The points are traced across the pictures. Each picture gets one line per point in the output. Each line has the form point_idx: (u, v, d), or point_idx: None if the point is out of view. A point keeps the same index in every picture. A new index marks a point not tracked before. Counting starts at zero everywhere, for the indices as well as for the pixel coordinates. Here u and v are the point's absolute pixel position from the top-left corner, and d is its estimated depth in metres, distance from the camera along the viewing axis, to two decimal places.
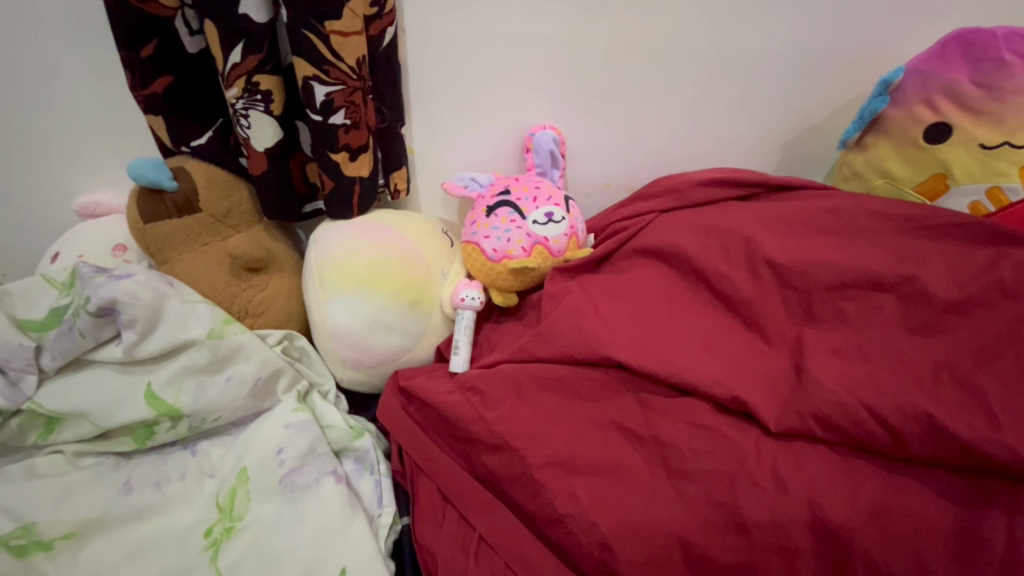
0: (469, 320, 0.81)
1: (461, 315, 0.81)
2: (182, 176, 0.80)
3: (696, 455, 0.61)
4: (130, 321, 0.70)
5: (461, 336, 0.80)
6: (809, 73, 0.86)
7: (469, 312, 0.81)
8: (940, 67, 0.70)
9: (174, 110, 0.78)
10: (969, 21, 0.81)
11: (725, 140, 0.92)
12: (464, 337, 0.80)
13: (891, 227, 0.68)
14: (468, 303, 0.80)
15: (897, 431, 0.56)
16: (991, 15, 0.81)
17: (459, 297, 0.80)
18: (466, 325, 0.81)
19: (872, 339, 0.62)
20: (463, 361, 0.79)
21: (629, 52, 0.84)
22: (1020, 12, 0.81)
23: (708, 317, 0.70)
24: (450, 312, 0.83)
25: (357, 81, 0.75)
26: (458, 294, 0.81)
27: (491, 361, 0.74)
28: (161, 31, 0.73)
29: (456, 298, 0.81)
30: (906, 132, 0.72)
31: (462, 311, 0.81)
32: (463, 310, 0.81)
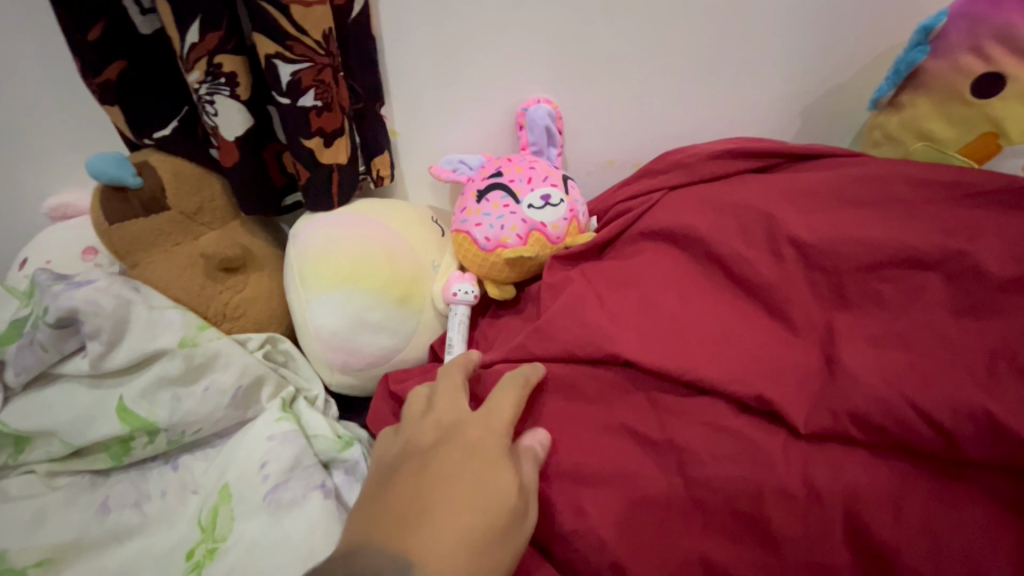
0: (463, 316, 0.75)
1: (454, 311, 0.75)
2: (148, 171, 0.74)
3: (716, 462, 0.54)
4: (93, 331, 0.64)
5: (455, 333, 0.75)
6: (829, 24, 0.77)
7: (464, 307, 0.75)
8: (989, 9, 0.59)
9: (131, 99, 0.71)
10: None
11: (739, 108, 0.84)
12: (459, 333, 0.75)
13: (931, 197, 0.60)
14: (462, 298, 0.74)
15: (948, 432, 0.49)
16: None
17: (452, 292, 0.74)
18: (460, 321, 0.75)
19: (916, 324, 0.55)
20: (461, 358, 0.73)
21: (630, 13, 0.75)
22: None
23: (725, 304, 0.62)
24: (443, 309, 0.77)
25: (326, 57, 0.68)
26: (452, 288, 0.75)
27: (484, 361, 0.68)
28: (107, 11, 0.65)
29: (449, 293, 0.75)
30: (948, 86, 0.62)
31: (454, 306, 0.75)
32: (456, 305, 0.75)
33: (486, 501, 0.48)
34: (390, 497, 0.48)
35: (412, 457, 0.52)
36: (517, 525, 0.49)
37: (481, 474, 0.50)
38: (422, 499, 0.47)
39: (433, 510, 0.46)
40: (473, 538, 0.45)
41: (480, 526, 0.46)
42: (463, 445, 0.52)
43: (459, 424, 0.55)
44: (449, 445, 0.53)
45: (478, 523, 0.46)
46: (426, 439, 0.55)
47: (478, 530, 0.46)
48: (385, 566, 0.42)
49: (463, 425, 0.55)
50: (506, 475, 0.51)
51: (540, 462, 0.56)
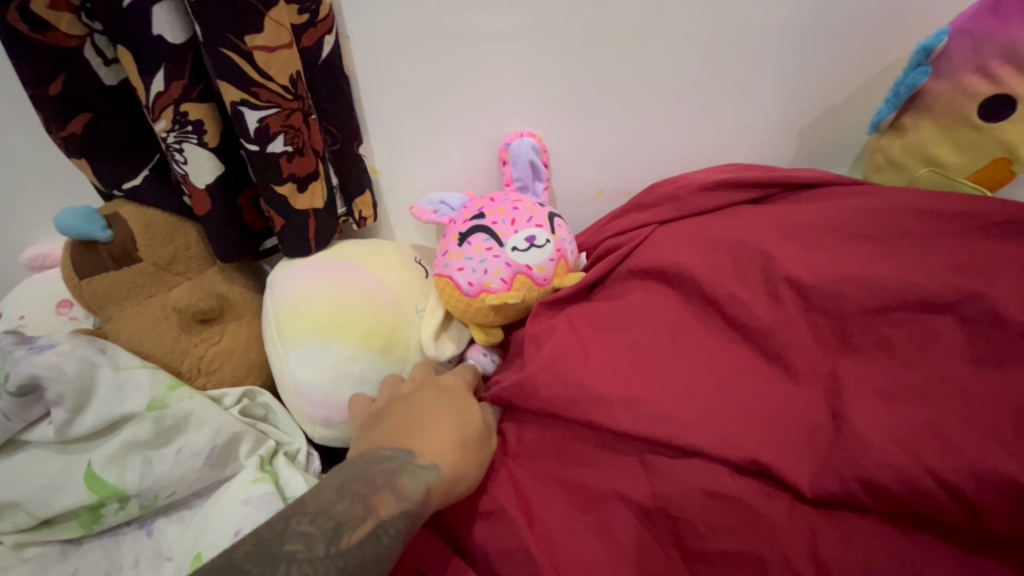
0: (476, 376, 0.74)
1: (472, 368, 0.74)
2: (117, 223, 0.72)
3: (716, 533, 0.50)
4: (57, 398, 0.62)
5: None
6: (824, 42, 0.73)
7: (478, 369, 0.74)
8: (996, 26, 0.55)
9: (99, 152, 0.69)
10: None
11: (732, 132, 0.80)
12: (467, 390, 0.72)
13: (940, 231, 0.56)
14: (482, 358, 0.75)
15: (971, 502, 0.44)
16: None
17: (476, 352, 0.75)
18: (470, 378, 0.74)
19: (930, 375, 0.50)
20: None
21: (611, 40, 0.72)
22: None
23: (722, 351, 0.58)
24: (454, 357, 0.75)
25: (294, 101, 0.66)
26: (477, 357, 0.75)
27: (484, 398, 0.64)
28: (66, 65, 0.63)
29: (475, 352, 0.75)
30: (954, 110, 0.58)
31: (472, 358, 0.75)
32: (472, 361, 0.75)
33: (463, 417, 0.56)
34: (383, 426, 0.56)
35: (395, 400, 0.60)
36: (490, 441, 0.58)
37: (455, 401, 0.59)
38: (412, 419, 0.55)
39: (422, 423, 0.54)
40: (460, 438, 0.54)
41: (463, 431, 0.55)
42: (437, 389, 0.61)
43: (431, 379, 0.63)
44: (425, 389, 0.61)
45: (462, 429, 0.55)
46: (405, 388, 0.62)
47: (462, 433, 0.55)
48: (390, 458, 0.49)
49: (433, 376, 0.64)
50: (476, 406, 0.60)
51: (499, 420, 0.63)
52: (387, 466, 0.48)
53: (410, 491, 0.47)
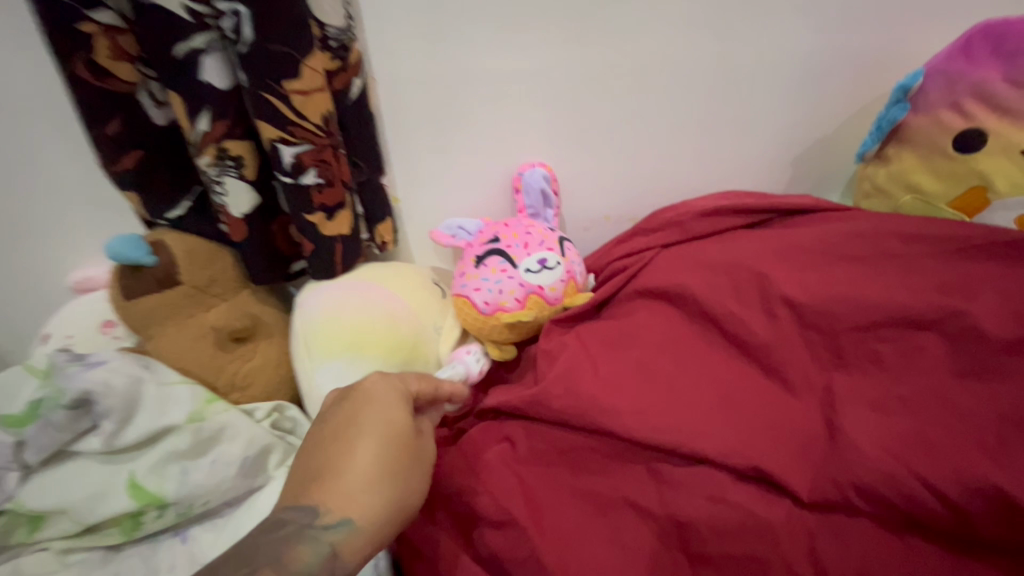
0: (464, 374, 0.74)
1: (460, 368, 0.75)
2: (161, 249, 0.78)
3: (719, 537, 0.53)
4: (105, 411, 0.67)
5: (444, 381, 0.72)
6: (814, 77, 0.79)
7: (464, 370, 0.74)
8: (967, 66, 0.60)
9: (148, 185, 0.76)
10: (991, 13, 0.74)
11: (731, 162, 0.86)
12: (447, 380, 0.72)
13: (924, 253, 0.60)
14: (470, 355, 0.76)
15: (956, 506, 0.48)
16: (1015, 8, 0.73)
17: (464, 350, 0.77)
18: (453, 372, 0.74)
19: (916, 387, 0.54)
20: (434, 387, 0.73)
21: (616, 79, 0.78)
22: None
23: (723, 366, 0.62)
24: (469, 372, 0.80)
25: (325, 138, 0.72)
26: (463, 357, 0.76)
27: (492, 405, 0.68)
28: (123, 108, 0.70)
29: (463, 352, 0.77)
30: (933, 142, 0.62)
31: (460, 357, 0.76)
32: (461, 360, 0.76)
33: (388, 444, 0.53)
34: (300, 464, 0.53)
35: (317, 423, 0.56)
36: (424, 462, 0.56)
37: (379, 416, 0.54)
38: (323, 462, 0.52)
39: (333, 466, 0.51)
40: (379, 482, 0.51)
41: (386, 466, 0.52)
42: (362, 405, 0.55)
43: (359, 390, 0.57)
44: (349, 407, 0.55)
45: (382, 472, 0.52)
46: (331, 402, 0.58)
47: (382, 476, 0.52)
48: (291, 522, 0.48)
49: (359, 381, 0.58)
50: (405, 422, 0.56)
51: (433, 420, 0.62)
52: (282, 534, 0.48)
53: (309, 558, 0.47)
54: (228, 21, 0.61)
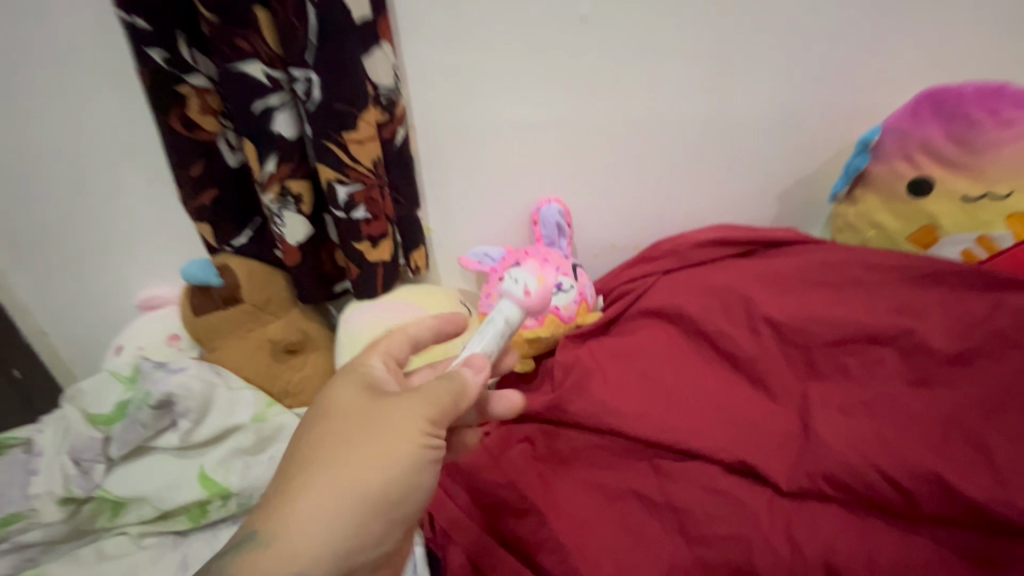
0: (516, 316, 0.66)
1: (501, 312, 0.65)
2: (227, 273, 0.90)
3: (712, 520, 0.62)
4: (185, 411, 0.78)
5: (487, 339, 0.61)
6: (796, 126, 0.90)
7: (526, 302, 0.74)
8: (916, 125, 0.71)
9: (220, 217, 0.88)
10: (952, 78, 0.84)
11: (723, 200, 0.98)
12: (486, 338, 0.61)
13: (885, 280, 0.71)
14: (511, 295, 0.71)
15: (907, 491, 0.57)
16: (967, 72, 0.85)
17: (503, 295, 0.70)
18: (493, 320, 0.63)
19: (876, 393, 0.64)
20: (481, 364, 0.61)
21: (621, 129, 0.90)
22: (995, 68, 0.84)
23: (714, 376, 0.72)
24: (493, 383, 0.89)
25: (374, 179, 0.84)
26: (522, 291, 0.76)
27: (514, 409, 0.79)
28: (205, 153, 0.83)
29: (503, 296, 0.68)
30: (891, 187, 0.74)
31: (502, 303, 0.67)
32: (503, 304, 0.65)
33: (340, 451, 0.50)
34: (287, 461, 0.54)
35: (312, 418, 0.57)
36: (391, 447, 0.49)
37: (342, 422, 0.51)
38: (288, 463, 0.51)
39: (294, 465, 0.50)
40: (324, 481, 0.48)
41: (331, 474, 0.48)
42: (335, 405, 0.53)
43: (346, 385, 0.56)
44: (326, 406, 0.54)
45: (327, 469, 0.48)
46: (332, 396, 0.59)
47: (329, 473, 0.48)
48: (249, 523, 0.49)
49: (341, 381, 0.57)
50: (366, 409, 0.52)
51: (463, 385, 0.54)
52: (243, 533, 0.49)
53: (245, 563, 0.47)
54: (301, 84, 0.74)
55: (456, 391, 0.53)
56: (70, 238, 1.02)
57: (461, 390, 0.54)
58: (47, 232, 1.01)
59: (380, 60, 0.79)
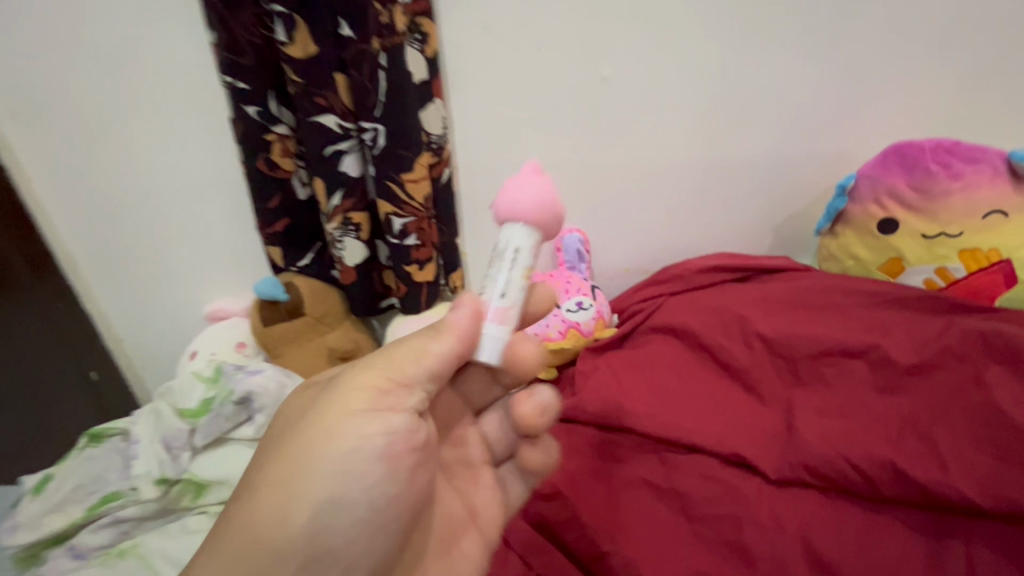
0: (528, 229, 0.54)
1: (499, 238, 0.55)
2: (292, 289, 1.05)
3: (709, 502, 0.74)
4: (261, 407, 0.93)
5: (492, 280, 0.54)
6: (782, 169, 1.07)
7: (530, 181, 0.54)
8: (884, 174, 0.85)
9: (289, 242, 1.03)
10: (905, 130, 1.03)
11: (723, 231, 1.13)
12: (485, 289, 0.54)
13: (858, 304, 0.84)
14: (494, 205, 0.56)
15: (870, 477, 0.69)
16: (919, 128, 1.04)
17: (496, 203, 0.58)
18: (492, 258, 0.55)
19: (847, 398, 0.76)
20: (503, 322, 0.52)
21: (636, 170, 1.05)
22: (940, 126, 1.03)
23: (714, 383, 0.85)
24: None
25: (425, 212, 0.98)
26: (520, 180, 0.54)
27: None
28: (280, 188, 0.98)
29: (499, 212, 0.55)
30: (864, 225, 0.89)
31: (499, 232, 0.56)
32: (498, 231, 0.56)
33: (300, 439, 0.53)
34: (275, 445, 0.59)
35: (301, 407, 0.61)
36: (341, 438, 0.52)
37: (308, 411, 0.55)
38: (266, 449, 0.55)
39: (269, 451, 0.55)
40: (243, 500, 0.52)
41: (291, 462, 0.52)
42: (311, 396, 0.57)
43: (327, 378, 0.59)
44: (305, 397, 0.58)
45: (289, 456, 0.52)
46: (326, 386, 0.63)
47: (251, 489, 0.53)
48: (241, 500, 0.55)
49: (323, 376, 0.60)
50: (296, 415, 0.55)
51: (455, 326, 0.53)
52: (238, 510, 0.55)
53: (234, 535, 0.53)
54: (369, 134, 0.90)
55: (388, 372, 0.53)
56: (153, 257, 1.17)
57: (437, 326, 0.53)
58: (135, 253, 1.16)
59: (434, 112, 0.93)
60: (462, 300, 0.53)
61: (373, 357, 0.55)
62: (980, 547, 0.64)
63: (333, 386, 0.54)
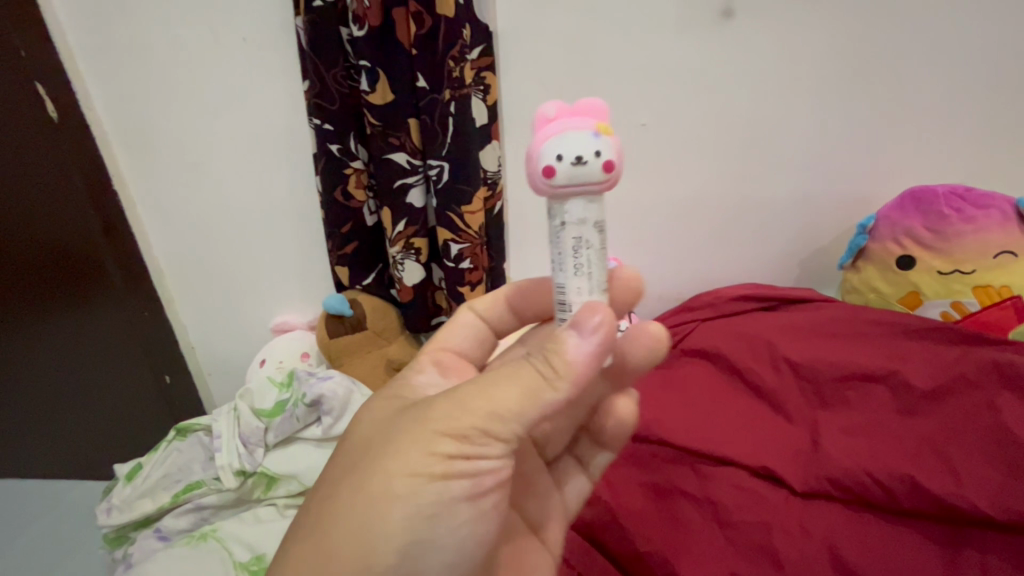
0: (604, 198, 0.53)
1: (584, 219, 0.51)
2: (356, 305, 1.16)
3: (740, 510, 0.80)
4: (329, 410, 1.02)
5: (595, 272, 0.52)
6: (807, 208, 1.16)
7: (615, 144, 0.50)
8: (900, 216, 0.96)
9: (355, 263, 1.15)
10: (923, 176, 1.12)
11: (750, 264, 1.22)
12: (593, 282, 0.52)
13: (878, 334, 0.92)
14: (568, 167, 0.49)
15: (889, 489, 0.75)
16: (937, 174, 1.12)
17: (548, 157, 0.49)
18: (583, 244, 0.51)
19: (869, 418, 0.83)
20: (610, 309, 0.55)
21: (669, 206, 1.15)
22: (956, 173, 1.12)
23: (743, 403, 0.92)
24: None
25: (479, 240, 1.09)
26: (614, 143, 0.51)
27: None
28: (352, 216, 1.10)
29: (611, 177, 0.50)
30: (884, 261, 0.98)
31: (566, 205, 0.51)
32: (569, 204, 0.51)
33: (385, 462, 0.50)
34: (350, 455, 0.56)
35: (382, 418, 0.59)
36: (430, 472, 0.49)
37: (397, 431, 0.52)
38: (350, 461, 0.53)
39: (353, 464, 0.53)
40: (310, 543, 0.50)
41: (371, 484, 0.50)
42: (401, 415, 0.54)
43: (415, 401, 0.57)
44: (395, 414, 0.55)
45: (372, 477, 0.50)
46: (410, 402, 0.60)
47: (327, 531, 0.50)
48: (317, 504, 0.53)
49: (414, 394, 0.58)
50: (375, 447, 0.52)
51: (567, 366, 0.49)
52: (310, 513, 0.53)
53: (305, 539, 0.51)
54: (434, 171, 1.02)
55: (489, 418, 0.49)
56: (231, 273, 1.31)
57: (553, 369, 0.49)
58: (217, 268, 1.31)
59: (491, 152, 1.06)
60: (596, 321, 0.49)
61: (465, 398, 0.50)
62: (993, 558, 0.69)
63: (422, 428, 0.50)
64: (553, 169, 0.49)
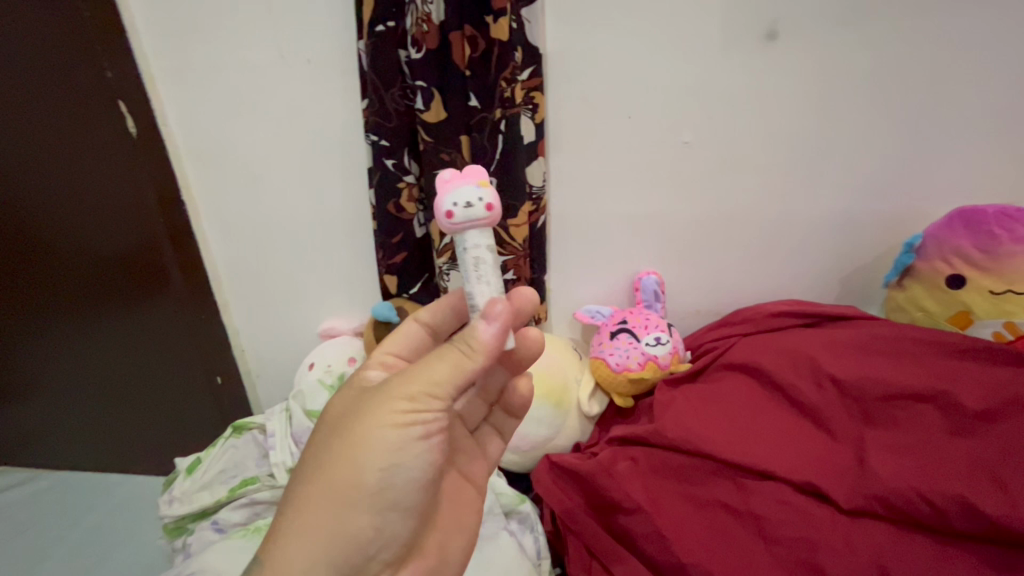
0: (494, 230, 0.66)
1: (478, 243, 0.64)
2: (403, 313, 1.21)
3: (785, 525, 0.81)
4: None
5: (495, 280, 0.63)
6: (850, 226, 1.16)
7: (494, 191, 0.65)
8: (948, 234, 0.96)
9: (403, 272, 1.21)
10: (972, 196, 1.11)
11: (790, 280, 1.22)
12: (493, 285, 0.63)
13: (925, 353, 0.92)
14: (461, 209, 0.63)
15: (941, 509, 0.75)
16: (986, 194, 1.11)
17: (446, 204, 0.63)
18: (480, 261, 0.63)
19: (918, 438, 0.83)
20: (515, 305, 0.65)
21: (710, 221, 1.17)
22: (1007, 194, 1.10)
23: (786, 418, 0.93)
24: (596, 414, 1.13)
25: (523, 252, 1.13)
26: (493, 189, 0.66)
27: (615, 434, 1.00)
28: (402, 228, 1.16)
29: (492, 213, 0.64)
30: (932, 280, 0.98)
31: (463, 237, 0.64)
32: (466, 235, 0.64)
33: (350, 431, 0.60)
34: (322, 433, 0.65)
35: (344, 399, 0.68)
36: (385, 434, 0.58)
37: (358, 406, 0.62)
38: (321, 436, 0.63)
39: (325, 438, 0.62)
40: (298, 506, 0.59)
41: (342, 449, 0.59)
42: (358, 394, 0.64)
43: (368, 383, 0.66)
44: (354, 394, 0.65)
45: (340, 443, 0.59)
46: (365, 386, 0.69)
47: (307, 481, 0.60)
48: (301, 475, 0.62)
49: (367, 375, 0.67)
50: (344, 420, 0.61)
51: (482, 341, 0.59)
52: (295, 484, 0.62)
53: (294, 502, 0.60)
54: None
55: (428, 385, 0.59)
56: (282, 279, 1.38)
57: (471, 346, 0.59)
58: (269, 274, 1.37)
59: (537, 167, 1.09)
60: (496, 310, 0.59)
61: (411, 372, 0.60)
62: None
63: (379, 399, 0.60)
64: (450, 213, 0.63)
